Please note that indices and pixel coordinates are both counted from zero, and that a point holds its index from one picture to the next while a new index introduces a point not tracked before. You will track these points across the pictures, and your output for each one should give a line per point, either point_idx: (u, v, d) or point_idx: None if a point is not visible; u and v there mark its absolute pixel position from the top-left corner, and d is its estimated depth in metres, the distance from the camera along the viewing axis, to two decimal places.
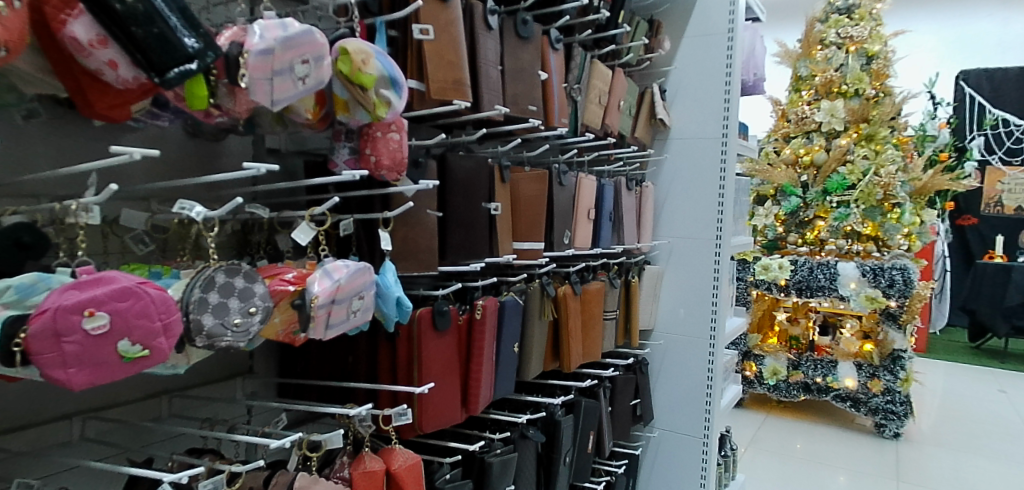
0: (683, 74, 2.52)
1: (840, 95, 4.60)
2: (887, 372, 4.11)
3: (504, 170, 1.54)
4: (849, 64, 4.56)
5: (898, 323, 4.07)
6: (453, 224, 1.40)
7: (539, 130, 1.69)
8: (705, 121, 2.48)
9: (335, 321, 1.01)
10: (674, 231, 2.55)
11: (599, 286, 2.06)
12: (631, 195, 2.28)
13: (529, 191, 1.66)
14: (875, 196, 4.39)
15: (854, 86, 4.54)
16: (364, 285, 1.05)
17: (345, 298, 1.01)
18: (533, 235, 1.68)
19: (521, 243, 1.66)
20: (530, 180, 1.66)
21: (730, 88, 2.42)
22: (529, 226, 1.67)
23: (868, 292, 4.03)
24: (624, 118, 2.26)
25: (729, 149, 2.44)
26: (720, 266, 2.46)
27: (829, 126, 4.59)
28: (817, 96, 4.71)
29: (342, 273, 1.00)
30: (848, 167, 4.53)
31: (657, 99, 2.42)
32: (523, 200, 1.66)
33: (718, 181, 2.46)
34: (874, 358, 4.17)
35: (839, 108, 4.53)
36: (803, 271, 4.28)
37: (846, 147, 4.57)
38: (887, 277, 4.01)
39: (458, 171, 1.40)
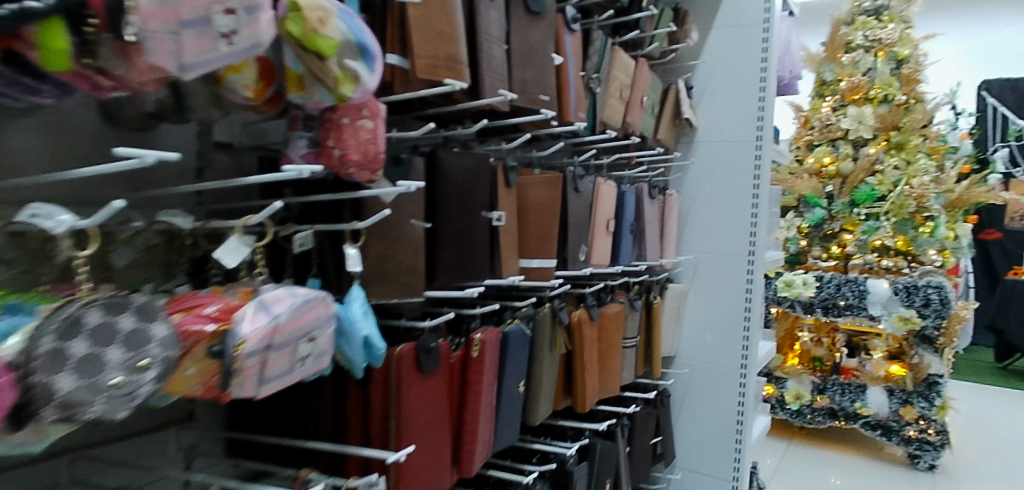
0: (712, 68, 2.24)
1: (867, 100, 4.30)
2: (921, 399, 3.79)
3: (510, 172, 1.27)
4: (877, 69, 4.24)
5: (933, 346, 3.76)
6: (447, 238, 1.12)
7: (551, 126, 1.42)
8: (736, 122, 2.20)
9: (271, 373, 0.73)
10: (701, 246, 2.27)
11: (618, 309, 1.78)
12: (654, 205, 2.01)
13: (541, 197, 1.39)
14: (907, 209, 4.07)
15: (883, 92, 4.22)
16: (316, 324, 0.77)
17: (287, 342, 0.73)
18: (545, 251, 1.40)
19: (530, 260, 1.39)
20: (542, 185, 1.39)
21: (765, 85, 2.15)
22: (539, 239, 1.39)
23: (901, 311, 3.72)
24: (647, 117, 1.99)
25: (764, 154, 2.16)
26: (753, 285, 2.18)
27: (857, 133, 4.26)
28: (843, 101, 4.39)
29: (283, 308, 0.72)
30: (878, 177, 4.22)
31: (683, 97, 2.15)
32: (533, 208, 1.39)
33: (752, 190, 2.18)
34: (906, 383, 3.86)
35: (867, 115, 4.21)
36: (830, 290, 3.95)
37: (874, 156, 4.25)
38: (921, 296, 3.71)
39: (453, 171, 1.12)
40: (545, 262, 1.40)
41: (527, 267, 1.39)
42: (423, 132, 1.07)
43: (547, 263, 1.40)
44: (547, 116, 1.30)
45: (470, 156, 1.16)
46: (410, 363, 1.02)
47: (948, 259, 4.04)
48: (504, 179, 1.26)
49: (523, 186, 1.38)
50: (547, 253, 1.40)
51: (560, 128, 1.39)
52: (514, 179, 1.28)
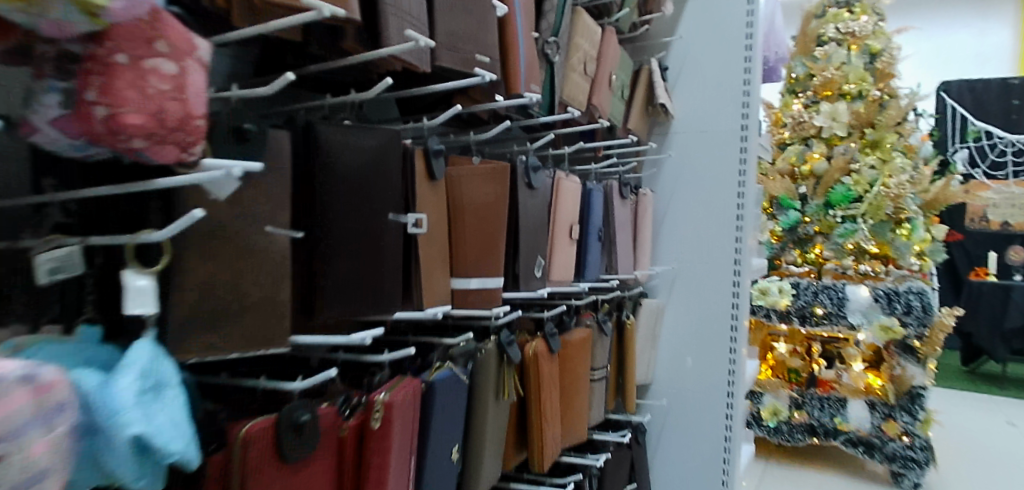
0: (689, 47, 1.93)
1: (840, 97, 3.87)
2: (904, 413, 3.49)
3: (437, 160, 0.91)
4: (851, 62, 3.84)
5: (916, 356, 3.46)
6: (340, 253, 0.75)
7: (495, 101, 1.07)
8: (717, 109, 1.89)
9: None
10: (679, 252, 1.94)
11: (584, 335, 1.44)
12: (626, 206, 1.67)
13: (483, 195, 1.04)
14: (885, 211, 3.64)
15: (856, 87, 3.81)
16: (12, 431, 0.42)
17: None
18: (490, 266, 1.06)
19: (471, 280, 1.04)
20: (483, 179, 1.04)
21: (751, 66, 1.85)
22: (481, 251, 1.04)
23: (881, 319, 3.47)
24: (614, 101, 1.66)
25: (750, 147, 1.85)
26: (740, 298, 1.86)
27: (830, 132, 3.84)
28: (816, 98, 3.95)
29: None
30: (853, 178, 3.77)
31: (657, 79, 1.83)
32: (475, 209, 1.04)
33: (737, 187, 1.86)
34: (889, 396, 3.52)
35: (841, 111, 3.81)
36: (808, 299, 3.68)
37: (850, 154, 3.80)
38: (902, 302, 3.45)
39: (339, 152, 0.75)
40: (491, 281, 1.06)
41: (467, 288, 1.04)
42: (278, 88, 0.63)
43: (493, 282, 1.06)
44: (487, 80, 0.95)
45: (372, 132, 0.79)
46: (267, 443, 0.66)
47: (925, 262, 3.71)
48: (428, 170, 0.90)
49: (456, 180, 1.02)
50: (493, 268, 1.06)
51: (507, 102, 1.05)
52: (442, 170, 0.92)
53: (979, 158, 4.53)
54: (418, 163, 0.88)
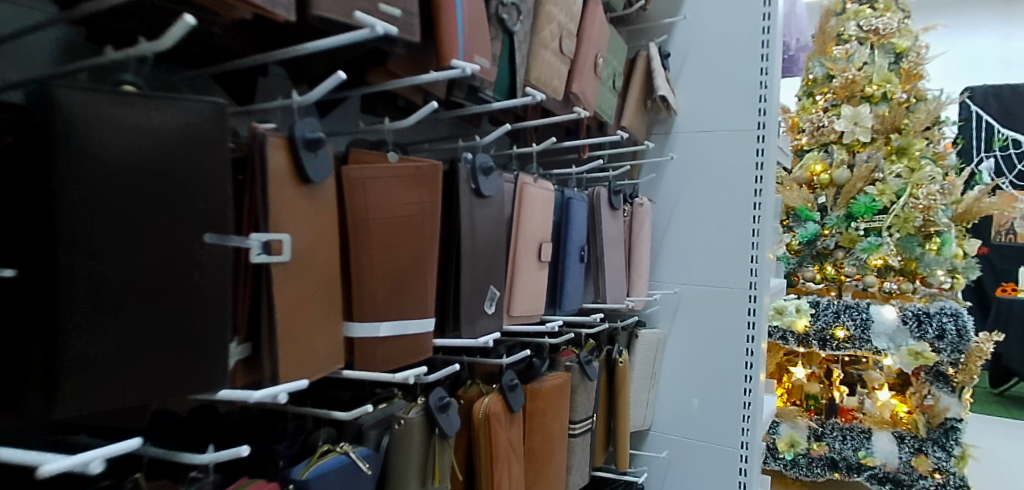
0: (695, 30, 1.63)
1: (864, 99, 3.24)
2: (936, 447, 2.95)
3: (311, 155, 0.62)
4: (876, 62, 3.20)
5: (950, 384, 2.95)
6: (110, 297, 0.48)
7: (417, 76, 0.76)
8: (729, 104, 1.59)
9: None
10: (683, 274, 1.64)
11: (559, 381, 1.14)
12: (618, 220, 1.37)
13: (399, 208, 0.75)
14: (912, 224, 3.07)
15: (880, 89, 3.18)
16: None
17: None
18: (406, 307, 0.77)
19: (381, 326, 0.74)
20: (399, 185, 0.75)
21: (769, 52, 1.55)
22: (394, 285, 0.75)
23: (911, 344, 2.84)
24: (602, 92, 1.36)
25: (768, 149, 1.54)
26: (756, 330, 1.55)
27: (852, 137, 3.18)
28: (835, 101, 3.32)
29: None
30: (878, 186, 3.15)
31: (656, 66, 1.52)
32: (390, 226, 0.75)
33: (753, 197, 1.55)
34: (919, 428, 3.00)
35: (865, 114, 3.15)
36: (830, 321, 2.97)
37: (876, 160, 3.16)
38: (933, 326, 2.82)
39: (86, 133, 0.46)
40: (409, 327, 0.76)
41: (375, 338, 0.74)
42: None
43: (411, 327, 0.77)
44: (376, 32, 0.59)
45: (180, 110, 0.51)
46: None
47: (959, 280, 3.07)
48: (296, 169, 0.61)
49: (362, 185, 0.72)
50: (410, 309, 0.77)
51: (432, 77, 0.73)
52: (323, 172, 0.64)
53: (1007, 168, 3.84)
54: (278, 158, 0.59)
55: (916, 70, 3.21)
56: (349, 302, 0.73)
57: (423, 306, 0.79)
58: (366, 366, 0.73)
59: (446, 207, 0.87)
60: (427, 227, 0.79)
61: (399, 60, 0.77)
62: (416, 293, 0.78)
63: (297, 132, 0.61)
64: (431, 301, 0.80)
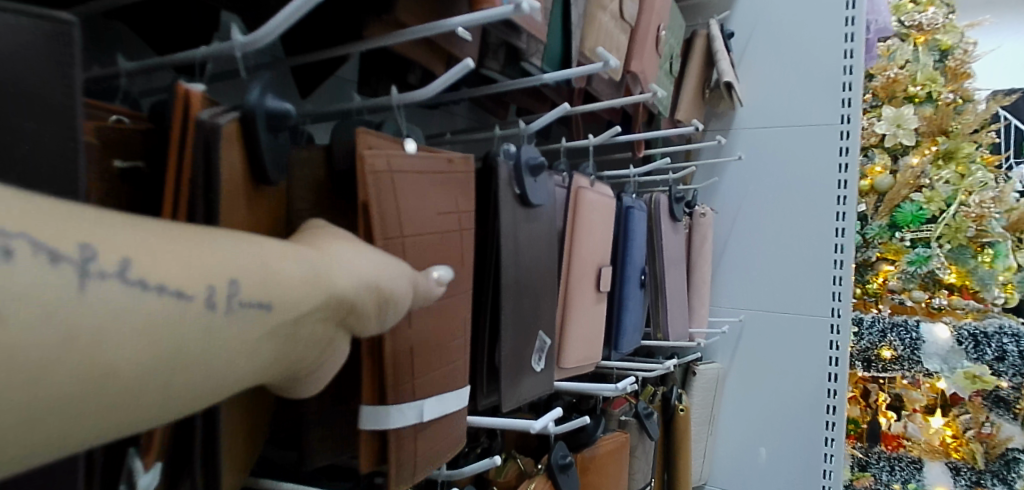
0: (761, 6, 1.38)
1: (905, 102, 2.09)
2: (995, 480, 1.93)
3: (271, 139, 0.42)
4: (920, 60, 2.08)
5: (1010, 411, 1.89)
6: None
7: (420, 30, 0.47)
8: (804, 92, 1.33)
9: (360, 269, 0.39)
10: (746, 297, 1.37)
11: (615, 445, 0.86)
12: (679, 234, 1.11)
13: (433, 220, 0.52)
14: (966, 234, 1.98)
15: (925, 88, 2.07)
16: (110, 424, 0.27)
17: (233, 324, 0.30)
18: (444, 375, 0.53)
19: (423, 408, 0.50)
20: (433, 186, 0.52)
21: (854, 30, 1.29)
22: (428, 346, 0.51)
23: (968, 365, 1.87)
24: (660, 76, 1.10)
25: (854, 146, 1.27)
26: (840, 366, 1.27)
27: (894, 142, 2.05)
28: (873, 102, 2.14)
29: (74, 251, 0.25)
30: (924, 192, 2.03)
31: (718, 46, 1.27)
32: (431, 251, 0.51)
33: (835, 205, 1.29)
34: (971, 457, 1.94)
35: (910, 117, 2.02)
36: (873, 340, 1.96)
37: (921, 167, 2.02)
38: (990, 346, 1.86)
39: None
40: (451, 401, 0.54)
41: (415, 426, 0.50)
42: None
43: (452, 402, 0.54)
44: None
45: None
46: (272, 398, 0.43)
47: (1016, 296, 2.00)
48: (251, 171, 0.42)
49: (389, 183, 0.47)
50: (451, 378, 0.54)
51: (458, 23, 0.47)
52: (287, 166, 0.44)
53: None
54: (231, 157, 0.39)
55: (965, 69, 2.08)
56: (379, 382, 0.48)
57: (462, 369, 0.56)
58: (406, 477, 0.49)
59: (481, 221, 0.61)
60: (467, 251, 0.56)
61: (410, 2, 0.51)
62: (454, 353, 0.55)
63: (255, 107, 0.40)
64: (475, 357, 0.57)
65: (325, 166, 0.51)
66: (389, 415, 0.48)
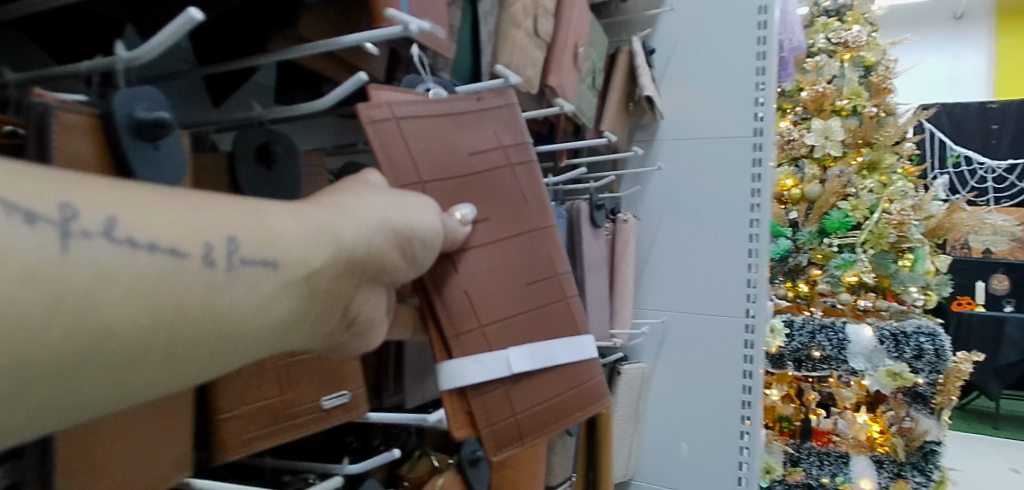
0: (683, 23, 1.46)
1: (832, 115, 2.23)
2: (915, 472, 2.02)
3: (146, 148, 0.46)
4: (846, 77, 2.22)
5: (929, 407, 2.01)
6: None
7: (312, 48, 0.50)
8: (723, 106, 1.42)
9: (372, 214, 0.48)
10: (668, 300, 1.44)
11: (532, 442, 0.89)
12: (600, 239, 1.17)
13: (468, 160, 0.65)
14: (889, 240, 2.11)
15: (850, 103, 2.21)
16: (146, 367, 0.36)
17: (238, 276, 0.39)
18: (535, 323, 0.68)
19: (509, 358, 0.66)
20: (453, 129, 0.65)
21: (766, 49, 1.38)
22: (504, 296, 0.66)
23: (890, 363, 1.97)
24: (581, 90, 1.16)
25: (766, 158, 1.37)
26: (754, 365, 1.35)
27: (822, 152, 2.19)
28: (803, 115, 2.27)
29: (54, 213, 0.33)
30: (849, 201, 2.16)
31: (640, 62, 1.35)
32: (478, 201, 0.65)
33: (749, 212, 1.38)
34: (894, 450, 2.04)
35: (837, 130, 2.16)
36: (803, 341, 2.05)
37: (848, 178, 2.15)
38: (910, 345, 1.96)
39: None
40: (543, 357, 0.68)
41: (507, 375, 0.66)
42: None
43: (559, 351, 0.69)
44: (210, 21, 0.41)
45: None
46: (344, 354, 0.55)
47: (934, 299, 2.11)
48: (122, 175, 0.45)
49: (396, 126, 0.61)
50: (543, 332, 0.69)
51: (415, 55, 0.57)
52: (166, 175, 0.47)
53: (960, 183, 3.83)
54: (79, 146, 0.43)
55: (887, 85, 2.21)
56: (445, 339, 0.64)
57: (566, 321, 0.71)
58: (501, 419, 0.66)
59: None
60: (530, 208, 0.70)
61: (311, 19, 0.55)
62: (541, 302, 0.69)
63: (116, 113, 0.44)
64: (571, 296, 0.72)
65: (228, 174, 0.55)
66: (462, 370, 0.64)
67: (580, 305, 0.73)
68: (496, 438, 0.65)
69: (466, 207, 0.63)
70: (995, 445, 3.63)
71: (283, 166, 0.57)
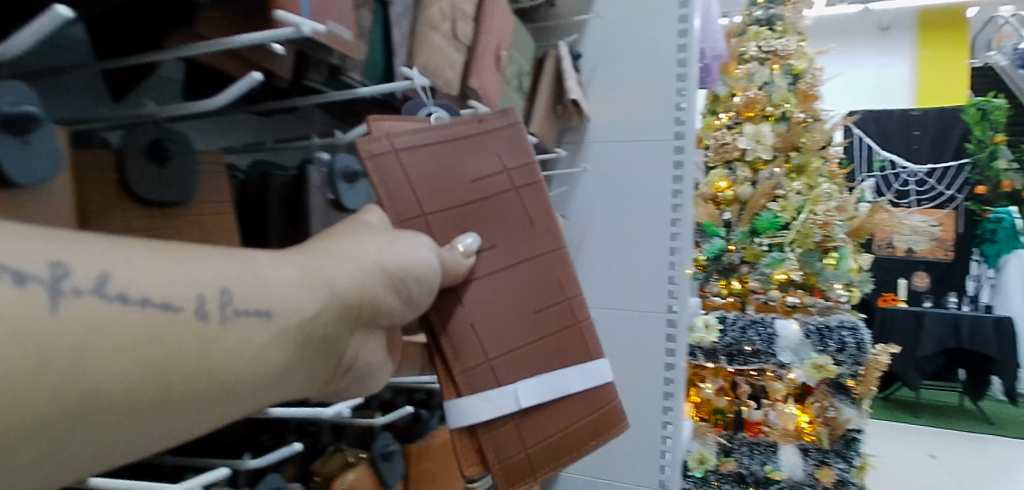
0: (609, 30, 1.51)
1: (763, 120, 2.32)
2: (838, 458, 2.10)
3: (14, 143, 0.45)
4: (775, 83, 2.29)
5: (850, 397, 2.11)
6: None
7: (203, 47, 0.51)
8: (647, 110, 1.47)
9: (371, 258, 0.54)
10: (596, 297, 1.50)
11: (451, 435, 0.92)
12: None
13: (472, 186, 0.72)
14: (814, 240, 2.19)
15: (780, 108, 2.29)
16: (138, 420, 0.39)
17: (230, 327, 0.43)
18: (543, 350, 0.75)
19: (517, 389, 0.72)
20: (451, 155, 0.71)
21: (687, 56, 1.44)
22: (512, 327, 0.73)
23: (814, 356, 2.07)
24: (506, 93, 1.19)
25: (687, 161, 1.43)
26: (676, 360, 1.41)
27: (753, 156, 2.28)
28: (735, 120, 2.36)
29: (44, 272, 0.36)
30: (778, 202, 2.25)
31: (566, 66, 1.39)
32: (477, 227, 0.71)
33: (671, 212, 1.44)
34: (819, 439, 2.13)
35: (767, 135, 2.26)
36: (735, 336, 2.14)
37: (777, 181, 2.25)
38: (833, 339, 2.06)
39: None
40: (550, 388, 0.74)
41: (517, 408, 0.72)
42: None
43: (568, 380, 0.75)
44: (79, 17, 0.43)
45: None
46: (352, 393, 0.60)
47: (858, 296, 2.22)
48: None
49: (395, 161, 0.68)
50: (552, 359, 0.75)
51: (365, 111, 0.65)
52: (42, 170, 0.47)
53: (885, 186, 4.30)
54: None
55: (814, 91, 2.30)
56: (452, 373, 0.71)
57: (577, 346, 0.77)
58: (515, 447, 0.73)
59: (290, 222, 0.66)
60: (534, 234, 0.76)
61: (207, 16, 0.55)
62: (548, 330, 0.75)
63: None
64: (580, 320, 0.78)
65: (116, 170, 0.55)
66: (472, 405, 0.70)
67: (589, 327, 0.79)
68: (507, 473, 0.72)
69: (469, 237, 0.69)
70: (915, 433, 3.86)
71: (178, 165, 0.58)
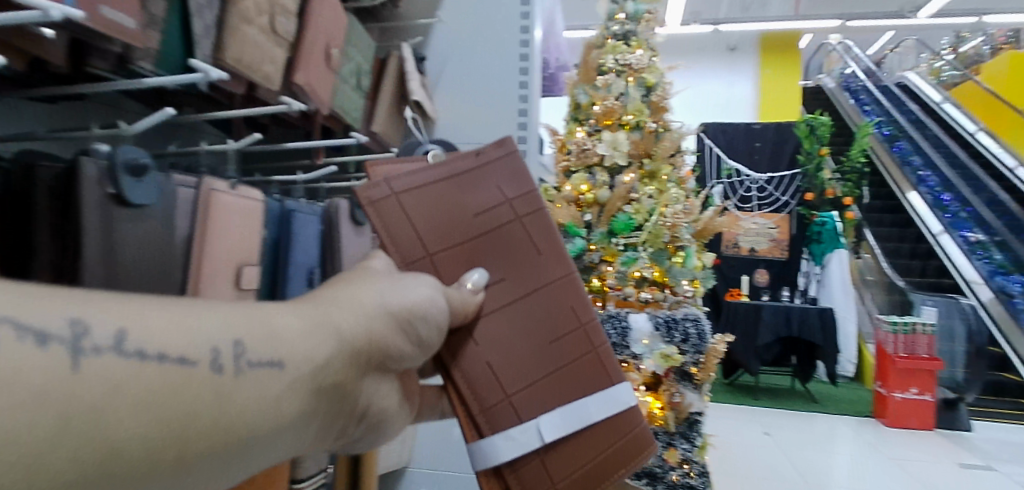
0: (455, 35, 1.55)
1: (620, 129, 2.46)
2: (683, 440, 2.31)
3: None
4: (631, 95, 2.44)
5: (693, 383, 2.29)
6: None
7: None
8: (491, 116, 1.54)
9: (380, 306, 0.68)
10: None
11: None
12: (364, 236, 1.21)
13: (473, 220, 0.83)
14: (664, 240, 2.36)
15: (635, 118, 2.43)
16: (161, 473, 0.49)
17: (244, 381, 0.55)
18: (561, 378, 0.83)
19: (539, 421, 0.81)
20: (448, 192, 0.83)
21: (528, 65, 1.53)
22: (527, 364, 0.82)
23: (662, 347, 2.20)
24: (342, 90, 1.19)
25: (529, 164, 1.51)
26: None
27: (611, 161, 2.40)
28: (595, 128, 2.49)
29: (65, 331, 0.46)
30: (633, 205, 2.39)
31: (409, 68, 1.41)
32: (483, 264, 0.82)
33: None
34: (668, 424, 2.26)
35: (624, 142, 2.39)
36: None
37: (631, 185, 2.39)
38: (678, 331, 2.24)
39: None
40: (574, 421, 0.82)
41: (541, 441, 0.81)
42: None
43: (591, 409, 0.83)
44: None
45: None
46: (363, 424, 0.74)
47: (701, 291, 2.45)
48: None
49: (396, 201, 0.81)
50: (572, 389, 0.84)
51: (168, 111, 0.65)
52: None
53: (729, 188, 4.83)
54: None
55: (665, 104, 2.48)
56: (474, 411, 0.81)
57: (596, 373, 0.86)
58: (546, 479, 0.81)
59: (61, 215, 0.63)
60: (541, 262, 0.86)
61: None
62: (563, 360, 0.84)
63: None
64: (597, 346, 0.87)
65: None
66: (497, 441, 0.80)
67: (607, 352, 0.88)
68: None
69: (476, 274, 0.80)
70: (753, 413, 4.28)
71: None
